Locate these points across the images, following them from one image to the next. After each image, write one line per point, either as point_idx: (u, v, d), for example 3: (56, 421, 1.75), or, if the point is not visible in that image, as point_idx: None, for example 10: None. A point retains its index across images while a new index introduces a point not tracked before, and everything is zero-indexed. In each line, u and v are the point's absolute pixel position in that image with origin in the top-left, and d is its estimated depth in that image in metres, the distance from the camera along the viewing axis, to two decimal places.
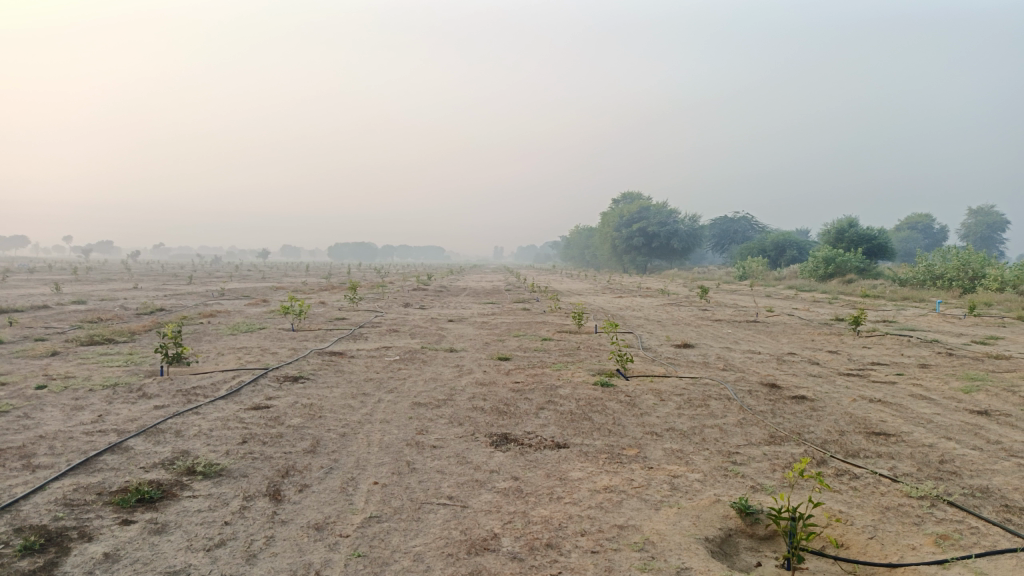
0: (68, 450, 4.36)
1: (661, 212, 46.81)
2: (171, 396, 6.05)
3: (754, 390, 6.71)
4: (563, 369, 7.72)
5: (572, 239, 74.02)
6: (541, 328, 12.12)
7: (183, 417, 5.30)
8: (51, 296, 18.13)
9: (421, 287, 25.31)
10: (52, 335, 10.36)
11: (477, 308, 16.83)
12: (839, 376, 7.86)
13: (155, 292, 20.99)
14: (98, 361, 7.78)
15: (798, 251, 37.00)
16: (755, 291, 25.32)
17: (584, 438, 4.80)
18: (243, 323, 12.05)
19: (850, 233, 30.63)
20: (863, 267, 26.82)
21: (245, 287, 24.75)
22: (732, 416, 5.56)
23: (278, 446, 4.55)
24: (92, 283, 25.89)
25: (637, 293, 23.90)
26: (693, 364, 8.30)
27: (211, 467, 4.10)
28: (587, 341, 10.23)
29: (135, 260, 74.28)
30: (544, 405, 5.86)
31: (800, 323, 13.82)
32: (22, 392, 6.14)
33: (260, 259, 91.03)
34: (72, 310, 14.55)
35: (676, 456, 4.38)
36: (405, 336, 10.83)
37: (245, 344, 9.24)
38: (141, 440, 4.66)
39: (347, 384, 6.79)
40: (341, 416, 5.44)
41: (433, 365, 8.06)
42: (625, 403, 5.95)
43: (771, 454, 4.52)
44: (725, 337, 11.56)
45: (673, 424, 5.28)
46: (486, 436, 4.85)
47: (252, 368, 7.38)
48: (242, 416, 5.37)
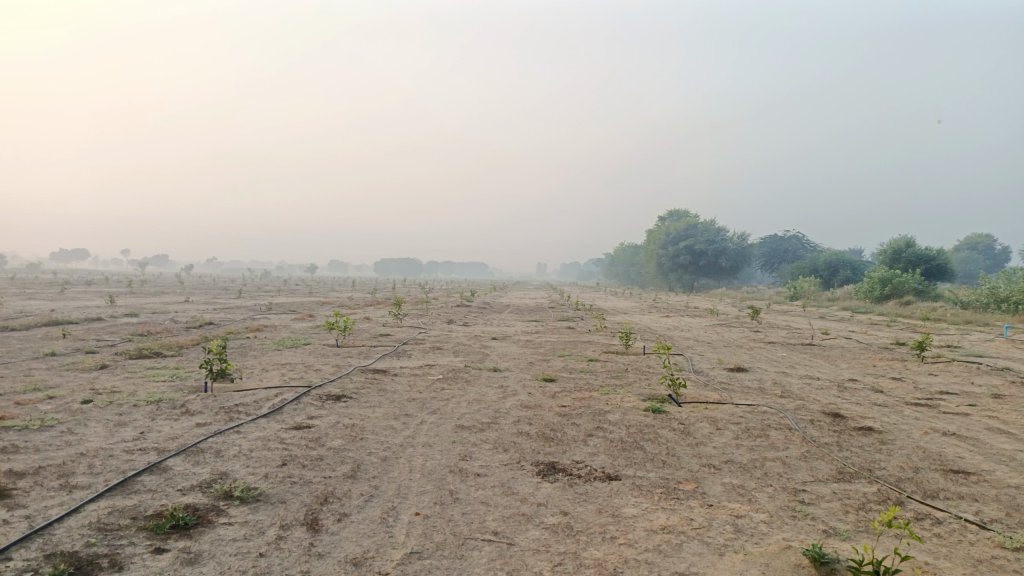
0: (107, 470, 4.28)
1: (709, 231, 46.04)
2: (213, 413, 5.97)
3: (815, 420, 6.33)
4: (611, 392, 7.44)
5: (616, 257, 73.41)
6: (586, 348, 11.84)
7: (224, 436, 5.20)
8: (106, 309, 18.51)
9: (465, 303, 25.23)
10: (103, 348, 10.50)
11: (521, 326, 16.64)
12: (906, 406, 7.38)
13: (206, 306, 21.36)
14: (144, 376, 7.80)
15: (851, 271, 35.87)
16: (807, 312, 24.54)
17: (636, 470, 4.53)
18: (288, 338, 12.07)
19: (907, 253, 29.57)
20: (921, 289, 25.80)
21: (293, 301, 25.09)
22: (795, 449, 5.22)
23: (317, 470, 4.40)
24: (145, 296, 26.60)
25: (685, 313, 23.39)
26: (749, 390, 7.93)
27: (248, 491, 3.95)
28: (636, 363, 9.91)
29: (189, 274, 76.23)
30: (593, 432, 5.60)
31: (858, 347, 13.21)
32: (68, 407, 6.14)
33: (309, 275, 92.49)
34: (124, 322, 14.82)
35: (737, 493, 4.09)
36: (449, 354, 10.67)
37: (289, 360, 9.19)
38: (180, 460, 4.56)
39: (390, 404, 6.63)
40: (383, 438, 5.28)
41: (477, 385, 7.86)
42: (679, 432, 5.65)
43: (841, 493, 4.19)
44: (779, 361, 11.10)
45: (731, 455, 4.98)
46: (533, 464, 4.62)
47: (295, 385, 7.30)
48: (283, 436, 5.25)
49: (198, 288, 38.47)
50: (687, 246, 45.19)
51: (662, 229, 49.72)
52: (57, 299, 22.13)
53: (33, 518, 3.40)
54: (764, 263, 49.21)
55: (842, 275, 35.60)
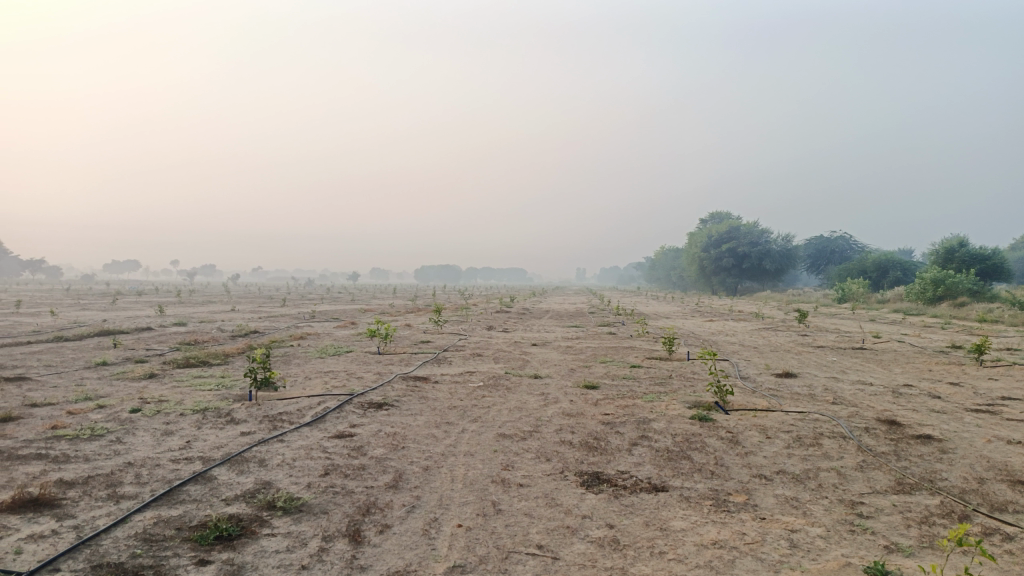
0: (154, 480, 4.32)
1: (751, 233, 45.28)
2: (257, 422, 6.01)
3: (870, 428, 6.09)
4: (655, 399, 7.29)
5: (657, 261, 72.69)
6: (629, 354, 11.66)
7: (268, 445, 5.22)
8: (155, 318, 18.95)
9: (505, 309, 25.20)
10: (152, 357, 10.72)
11: (562, 331, 16.52)
12: (967, 413, 7.06)
13: (252, 315, 21.76)
14: (191, 385, 7.92)
15: (901, 272, 34.84)
16: (856, 315, 23.88)
17: (684, 480, 4.41)
18: (330, 346, 12.18)
19: (960, 253, 28.61)
20: (976, 290, 24.90)
21: (335, 309, 25.40)
22: (850, 459, 5.02)
23: (360, 480, 4.37)
24: (193, 306, 27.27)
25: (729, 316, 22.98)
26: (799, 397, 7.68)
27: (291, 502, 3.93)
28: (679, 369, 9.72)
29: (236, 284, 78.03)
30: (638, 440, 5.48)
31: (912, 351, 12.76)
32: (117, 416, 6.26)
33: (352, 283, 93.69)
34: (172, 332, 15.14)
35: (790, 506, 3.93)
36: (489, 361, 10.61)
37: (330, 368, 9.25)
38: (225, 469, 4.58)
39: (431, 412, 6.59)
40: (425, 447, 5.23)
41: (518, 392, 7.78)
42: (727, 441, 5.49)
43: (902, 506, 4.00)
44: (829, 366, 10.78)
45: (783, 466, 4.81)
46: (577, 475, 4.52)
47: (337, 393, 7.32)
48: (326, 444, 5.25)
49: (244, 296, 39.31)
50: (730, 249, 44.51)
51: (704, 232, 49.04)
52: (109, 310, 22.76)
53: (81, 529, 3.44)
54: (809, 265, 48.15)
55: (892, 277, 34.60)
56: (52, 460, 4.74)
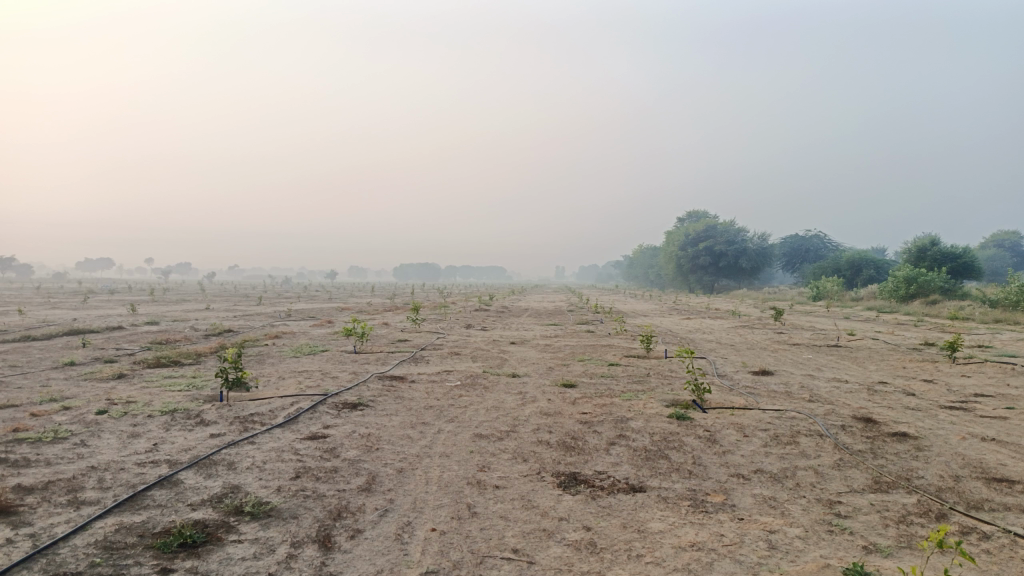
0: (117, 484, 4.18)
1: (729, 232, 45.60)
2: (227, 423, 5.87)
3: (847, 426, 6.09)
4: (633, 398, 7.25)
5: (635, 259, 73.01)
6: (607, 352, 11.63)
7: (238, 447, 5.09)
8: (127, 317, 18.63)
9: (483, 307, 25.15)
10: (121, 357, 10.48)
11: (540, 329, 16.48)
12: (941, 410, 7.10)
13: (227, 314, 21.45)
14: (160, 385, 7.74)
15: (875, 270, 35.27)
16: (831, 312, 24.11)
17: (662, 480, 4.36)
18: (305, 345, 12.01)
19: (932, 251, 29.03)
20: (948, 287, 25.27)
21: (311, 307, 25.18)
22: (827, 458, 5.01)
23: (332, 483, 4.27)
24: (167, 304, 26.86)
25: (707, 314, 23.10)
26: (776, 395, 7.70)
27: (260, 507, 3.82)
28: (657, 367, 9.70)
29: (211, 281, 77.22)
30: (616, 440, 5.43)
31: (886, 348, 12.88)
32: (82, 418, 6.07)
33: (329, 280, 93.12)
34: (144, 331, 14.84)
35: (768, 506, 3.90)
36: (467, 360, 10.52)
37: (305, 368, 9.10)
38: (192, 473, 4.45)
39: (407, 412, 6.49)
40: (400, 448, 5.14)
41: (495, 391, 7.71)
42: (705, 440, 5.46)
43: (880, 505, 3.98)
44: (805, 364, 10.83)
45: (760, 465, 4.78)
46: (554, 476, 4.46)
47: (310, 393, 7.19)
48: (297, 446, 5.13)
49: (219, 294, 38.86)
50: (708, 247, 44.80)
51: (681, 231, 49.32)
52: (81, 309, 22.34)
53: (38, 537, 3.30)
54: (785, 263, 48.62)
55: (866, 275, 35.04)
56: (11, 464, 4.57)
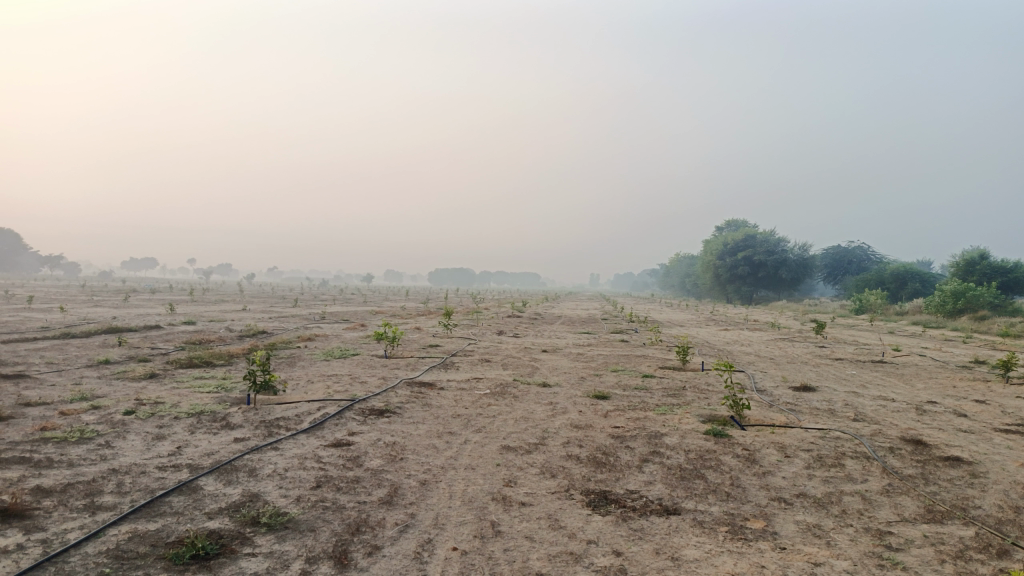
0: (135, 489, 4.10)
1: (768, 242, 44.74)
2: (252, 427, 5.78)
3: (895, 448, 5.77)
4: (668, 412, 6.99)
5: (672, 268, 72.24)
6: (641, 363, 11.36)
7: (261, 453, 4.99)
8: (164, 316, 18.90)
9: (516, 314, 24.99)
10: (155, 357, 10.53)
11: (573, 338, 16.24)
12: (995, 433, 6.70)
13: (262, 315, 21.62)
14: (190, 386, 7.71)
15: (920, 284, 34.23)
16: (875, 327, 23.37)
17: (697, 503, 4.13)
18: (337, 348, 11.97)
19: (981, 265, 28.03)
20: (998, 303, 24.34)
21: (346, 310, 25.33)
22: (875, 483, 4.72)
23: (352, 494, 4.12)
24: (206, 304, 27.29)
25: (745, 326, 22.58)
26: (818, 413, 7.38)
27: (276, 518, 3.69)
28: (693, 380, 9.42)
29: (250, 283, 78.66)
30: (649, 457, 5.20)
31: (934, 366, 12.35)
32: (109, 418, 6.05)
33: (365, 283, 94.23)
34: (180, 331, 15.02)
35: (812, 535, 3.65)
36: (498, 368, 10.36)
37: (334, 372, 9.03)
38: (212, 479, 4.35)
39: (434, 420, 6.34)
40: (424, 459, 4.98)
41: (525, 401, 7.51)
42: (743, 459, 5.20)
43: (935, 538, 3.69)
44: (849, 380, 10.44)
45: (803, 489, 4.52)
46: (584, 494, 4.26)
47: (338, 398, 7.08)
48: (321, 454, 5.01)
49: (257, 296, 39.42)
50: (746, 257, 44.05)
51: (719, 240, 48.59)
52: (122, 308, 22.83)
53: (49, 544, 3.21)
54: (826, 274, 47.55)
55: (911, 288, 34.00)
56: (35, 464, 4.54)
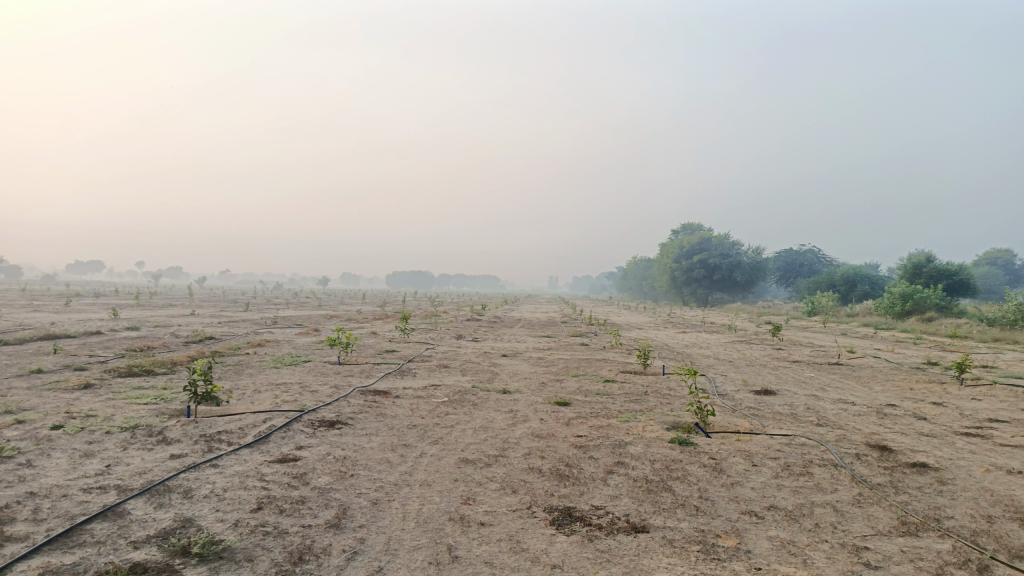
0: (53, 516, 3.69)
1: (724, 244, 45.33)
2: (192, 442, 5.39)
3: (861, 455, 5.66)
4: (631, 419, 6.80)
5: (629, 271, 72.75)
6: (603, 367, 11.18)
7: (198, 472, 4.62)
8: (107, 322, 18.10)
9: (475, 317, 24.72)
10: (92, 365, 9.95)
11: (532, 342, 16.03)
12: (957, 437, 6.65)
13: (211, 320, 20.87)
14: (127, 398, 7.23)
15: (869, 286, 34.99)
16: (828, 329, 23.73)
17: (666, 519, 3.91)
18: (288, 355, 11.50)
19: (928, 268, 28.77)
20: (944, 305, 24.94)
21: (299, 315, 24.65)
22: (845, 492, 4.59)
23: (297, 517, 3.80)
24: (153, 308, 26.33)
25: (702, 328, 22.68)
26: (781, 418, 7.26)
27: (210, 547, 3.34)
28: (655, 385, 9.25)
29: (201, 287, 76.82)
30: (613, 468, 4.98)
31: (889, 368, 12.47)
32: (34, 433, 5.58)
33: (321, 287, 92.78)
34: (122, 337, 14.33)
35: (787, 553, 3.46)
36: (456, 374, 10.05)
37: (285, 380, 8.62)
38: (141, 503, 3.97)
39: (388, 432, 6.03)
40: (376, 475, 4.67)
41: (484, 409, 7.23)
42: (710, 469, 5.02)
43: (912, 553, 3.53)
44: (809, 383, 10.42)
45: (774, 501, 4.35)
46: (547, 511, 4.01)
47: (286, 409, 6.70)
48: (264, 471, 4.66)
49: (209, 299, 38.10)
50: (702, 259, 44.56)
51: (676, 243, 49.07)
52: (62, 312, 21.87)
53: None
54: (779, 277, 48.38)
55: (860, 291, 34.73)
56: None
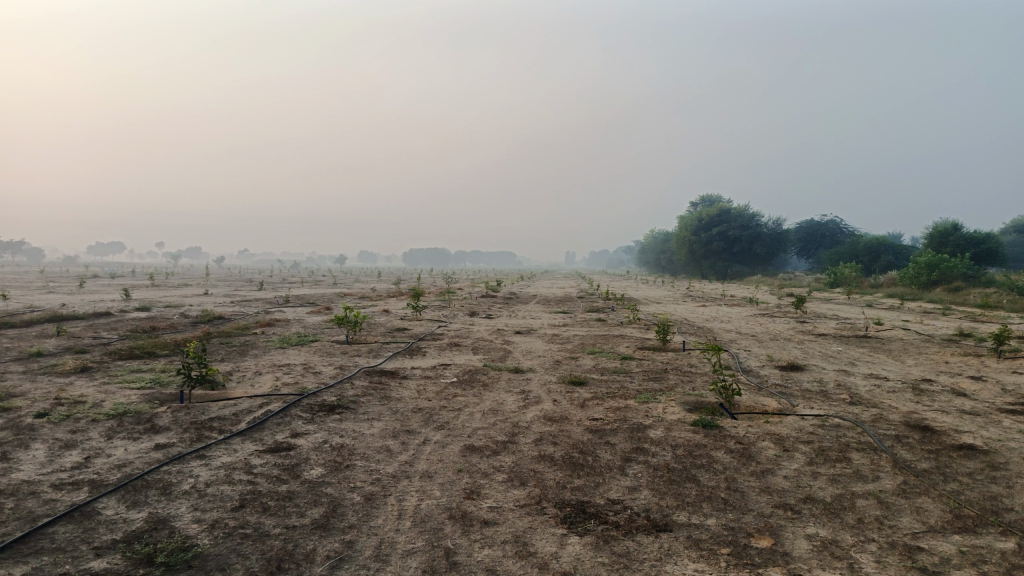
0: (13, 518, 3.35)
1: (743, 215, 44.48)
2: (181, 430, 5.06)
3: (902, 437, 5.19)
4: (650, 399, 6.39)
5: (646, 245, 71.92)
6: (620, 343, 10.74)
7: (182, 465, 4.28)
8: (118, 303, 17.91)
9: (490, 293, 24.38)
10: (94, 348, 9.64)
11: (547, 318, 15.63)
12: (1003, 415, 6.17)
13: (223, 300, 20.59)
14: (121, 382, 6.92)
15: (893, 256, 34.10)
16: (852, 300, 23.10)
17: (691, 515, 3.51)
18: (294, 334, 11.17)
19: (955, 237, 27.94)
20: (971, 275, 24.18)
21: (311, 293, 24.41)
22: (888, 481, 4.16)
23: (281, 517, 3.44)
24: (165, 289, 26.24)
25: (723, 302, 22.10)
26: (811, 396, 6.82)
27: (179, 554, 2.99)
28: (675, 362, 8.82)
29: (218, 265, 77.46)
30: (632, 455, 4.58)
31: (919, 340, 11.92)
32: (17, 422, 5.27)
33: (337, 266, 92.94)
34: (130, 318, 14.08)
35: (830, 556, 3.04)
36: (467, 353, 9.66)
37: (288, 361, 8.28)
38: (114, 501, 3.63)
39: (391, 417, 5.66)
40: (373, 467, 4.30)
41: (495, 390, 6.85)
42: (738, 456, 4.60)
43: (973, 554, 3.11)
44: (837, 357, 9.93)
45: (811, 492, 3.92)
46: (557, 507, 3.61)
47: (285, 392, 6.35)
48: (253, 463, 4.30)
49: (226, 280, 37.86)
50: (721, 232, 43.77)
51: (694, 215, 48.26)
52: (75, 294, 21.74)
53: None
54: (800, 249, 47.49)
55: (883, 261, 33.89)
56: None
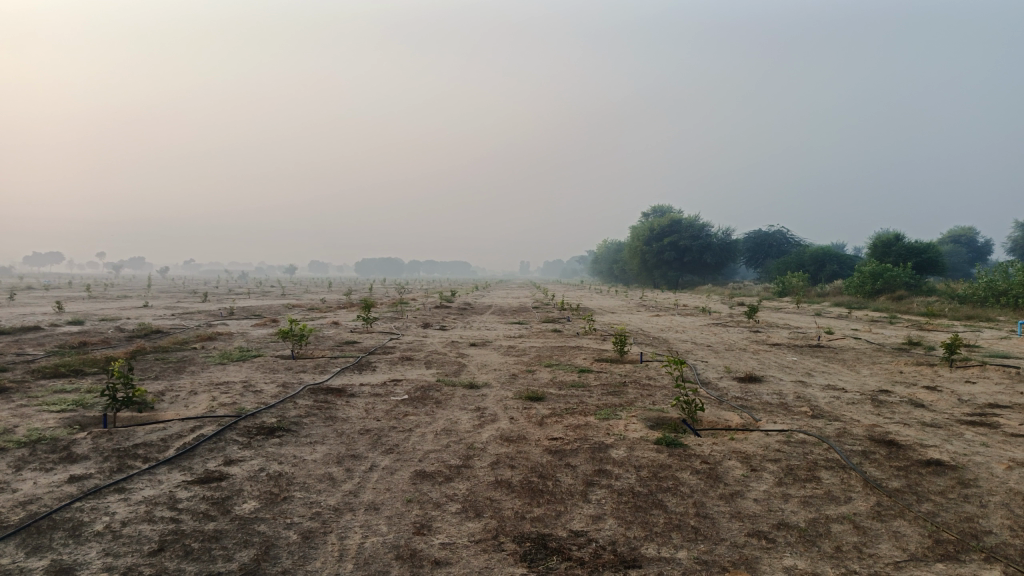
0: None
1: (694, 226, 45.02)
2: (101, 459, 4.59)
3: (869, 453, 5.03)
4: (611, 416, 6.13)
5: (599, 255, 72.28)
6: (576, 355, 10.49)
7: (98, 500, 3.82)
8: (50, 316, 16.89)
9: (443, 304, 23.95)
10: (15, 366, 8.93)
11: (502, 329, 15.33)
12: (964, 427, 6.09)
13: (164, 313, 19.62)
14: (41, 405, 6.34)
15: (838, 266, 34.87)
16: (802, 309, 23.44)
17: (660, 548, 3.24)
18: (236, 349, 10.59)
19: (897, 246, 28.69)
20: (913, 283, 24.80)
21: (258, 305, 23.59)
22: (862, 502, 3.96)
23: (206, 562, 3.04)
24: (104, 301, 25.09)
25: (677, 312, 22.11)
26: (772, 409, 6.66)
27: None
28: (634, 374, 8.60)
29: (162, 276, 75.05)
30: (594, 479, 4.30)
31: (871, 349, 11.99)
32: None
33: (286, 276, 91.02)
34: (60, 332, 13.24)
35: None
36: (420, 367, 9.28)
37: (228, 379, 7.77)
38: (12, 548, 3.18)
39: (335, 440, 5.27)
40: (314, 498, 3.92)
41: (448, 408, 6.49)
42: (705, 477, 4.36)
43: None
44: (793, 368, 9.87)
45: (786, 517, 3.69)
46: (516, 541, 3.30)
47: (222, 413, 5.89)
48: (178, 497, 3.88)
49: (167, 291, 36.54)
50: (672, 242, 44.20)
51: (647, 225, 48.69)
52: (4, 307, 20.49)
53: None
54: (749, 258, 48.29)
55: (829, 271, 34.62)
56: None
